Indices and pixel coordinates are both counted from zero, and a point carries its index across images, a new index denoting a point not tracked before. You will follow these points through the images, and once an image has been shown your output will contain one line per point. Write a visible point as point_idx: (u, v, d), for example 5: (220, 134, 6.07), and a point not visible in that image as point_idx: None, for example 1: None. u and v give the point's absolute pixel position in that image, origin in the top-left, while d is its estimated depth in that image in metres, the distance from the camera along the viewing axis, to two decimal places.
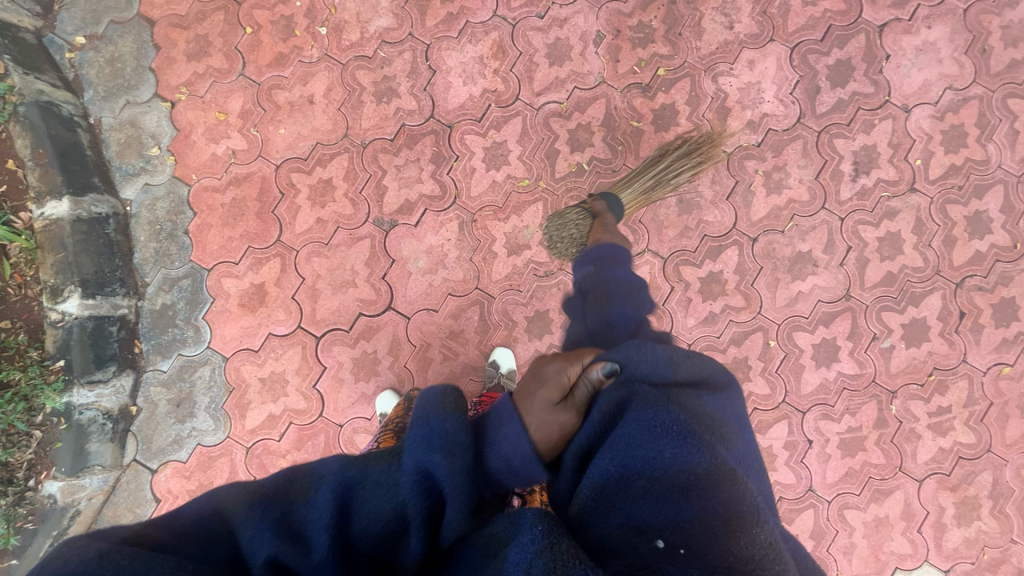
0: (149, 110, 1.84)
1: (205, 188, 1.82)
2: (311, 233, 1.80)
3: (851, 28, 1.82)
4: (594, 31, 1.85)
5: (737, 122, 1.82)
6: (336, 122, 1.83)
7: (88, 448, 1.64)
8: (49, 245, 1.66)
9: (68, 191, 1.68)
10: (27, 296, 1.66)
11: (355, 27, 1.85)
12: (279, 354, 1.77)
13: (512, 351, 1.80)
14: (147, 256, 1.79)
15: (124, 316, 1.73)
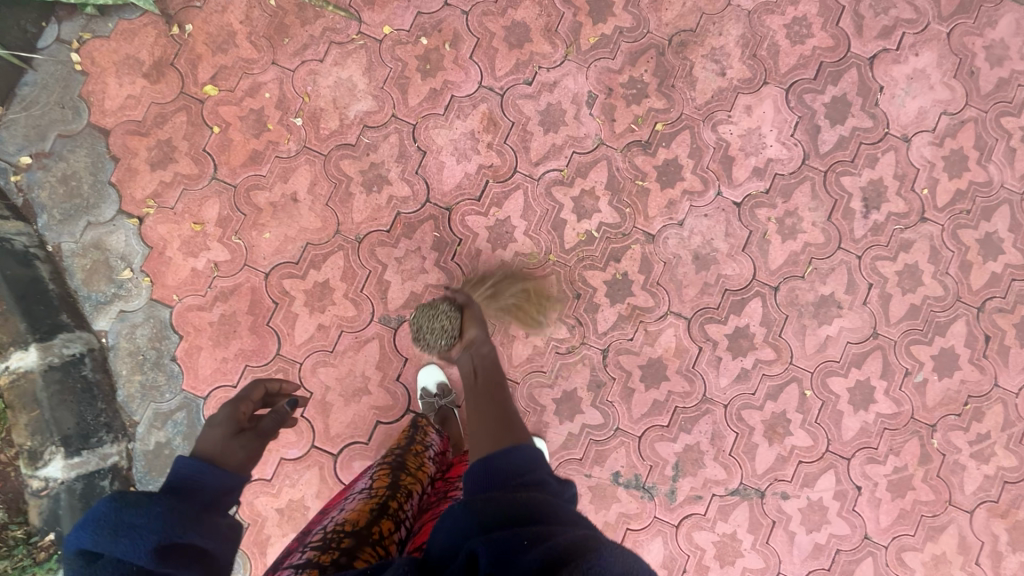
0: (115, 228, 1.67)
1: (188, 307, 1.65)
2: (313, 342, 1.66)
3: (841, 64, 1.80)
4: (586, 92, 1.77)
5: (743, 170, 1.77)
6: (325, 218, 1.70)
7: None
8: (21, 404, 1.50)
9: (35, 339, 1.52)
10: (0, 462, 1.48)
11: (332, 114, 1.73)
12: (295, 479, 1.63)
13: (544, 441, 1.71)
14: (132, 392, 1.60)
15: (115, 465, 1.54)
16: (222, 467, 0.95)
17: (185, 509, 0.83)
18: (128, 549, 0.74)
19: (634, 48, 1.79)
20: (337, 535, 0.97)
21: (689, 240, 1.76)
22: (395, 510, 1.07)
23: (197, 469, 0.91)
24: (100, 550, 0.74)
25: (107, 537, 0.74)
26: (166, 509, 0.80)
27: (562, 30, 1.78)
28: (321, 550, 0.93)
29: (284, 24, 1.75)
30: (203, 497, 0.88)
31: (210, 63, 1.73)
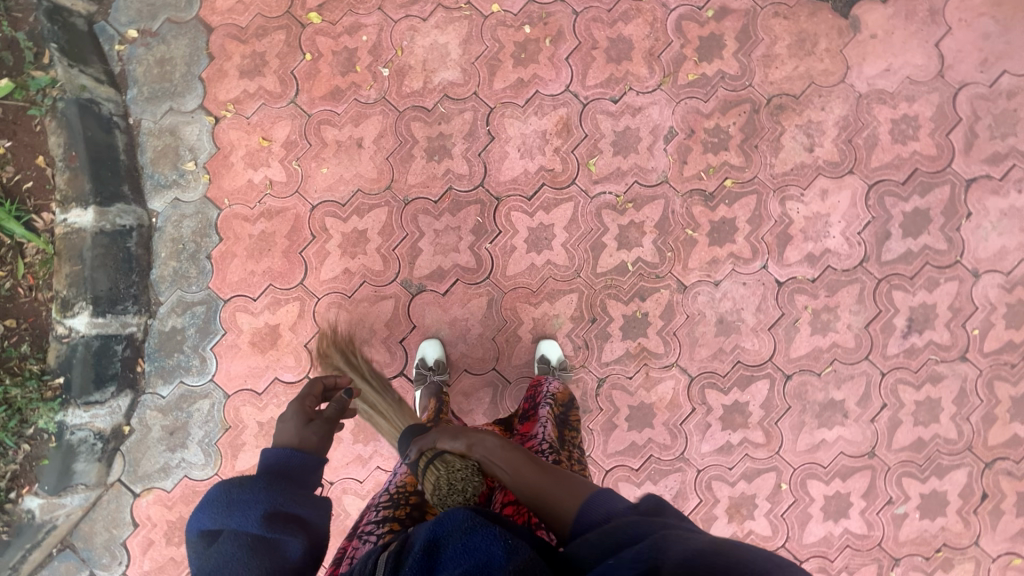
0: (192, 120, 1.75)
1: (235, 214, 1.74)
2: (335, 283, 1.73)
3: (937, 176, 1.71)
4: (667, 126, 1.74)
5: (797, 252, 1.73)
6: (382, 171, 1.74)
7: (74, 467, 1.60)
8: (67, 255, 1.60)
9: (94, 201, 1.62)
10: (36, 300, 1.60)
11: (419, 74, 1.75)
12: (281, 401, 1.72)
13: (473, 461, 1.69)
14: (165, 274, 1.71)
15: (132, 335, 1.67)
16: (307, 447, 1.02)
17: (282, 486, 0.89)
18: (238, 517, 0.83)
19: (730, 97, 1.74)
20: (404, 493, 1.12)
21: (719, 302, 1.74)
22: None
23: (284, 451, 0.98)
24: (218, 525, 0.83)
25: (218, 513, 0.84)
26: (267, 485, 0.88)
27: (664, 58, 1.74)
28: (392, 508, 1.09)
29: None
30: (297, 469, 0.96)
31: None
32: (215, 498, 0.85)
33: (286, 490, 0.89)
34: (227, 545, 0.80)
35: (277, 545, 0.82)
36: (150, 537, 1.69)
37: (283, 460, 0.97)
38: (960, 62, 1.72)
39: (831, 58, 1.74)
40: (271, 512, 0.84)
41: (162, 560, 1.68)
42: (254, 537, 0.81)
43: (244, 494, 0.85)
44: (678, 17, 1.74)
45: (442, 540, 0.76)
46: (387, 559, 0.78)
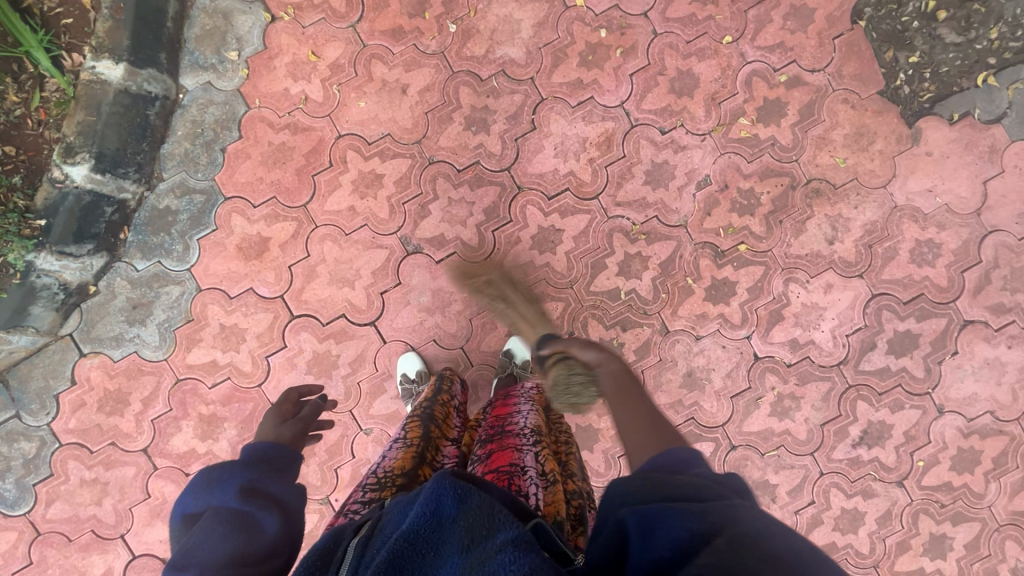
0: (248, 11, 1.71)
1: (261, 118, 1.72)
2: (337, 216, 1.72)
3: (938, 307, 1.73)
4: (704, 173, 1.73)
5: (783, 334, 1.75)
6: (417, 124, 1.72)
7: (30, 309, 1.59)
8: (84, 103, 1.58)
9: (127, 59, 1.59)
10: (41, 137, 1.58)
11: (483, 41, 1.72)
12: (249, 311, 1.72)
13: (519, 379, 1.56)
14: (174, 153, 1.69)
15: (124, 201, 1.65)
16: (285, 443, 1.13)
17: (262, 466, 1.01)
18: (219, 493, 0.93)
19: (773, 166, 1.74)
20: (391, 476, 1.04)
21: (694, 356, 1.76)
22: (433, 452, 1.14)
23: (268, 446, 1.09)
24: (199, 508, 0.94)
25: (200, 492, 0.95)
26: (245, 465, 1.00)
27: (723, 107, 1.72)
28: (378, 491, 1.00)
29: None
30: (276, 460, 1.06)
31: None
32: (198, 479, 0.97)
33: (262, 469, 1.01)
34: (206, 523, 0.88)
35: (250, 520, 0.90)
36: (84, 398, 1.71)
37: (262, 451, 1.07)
38: (1000, 207, 1.72)
39: (881, 161, 1.73)
40: (246, 486, 0.95)
41: (89, 423, 1.71)
42: (230, 507, 0.91)
43: (225, 482, 0.95)
44: (751, 71, 1.72)
45: (411, 518, 0.73)
46: (355, 546, 0.73)
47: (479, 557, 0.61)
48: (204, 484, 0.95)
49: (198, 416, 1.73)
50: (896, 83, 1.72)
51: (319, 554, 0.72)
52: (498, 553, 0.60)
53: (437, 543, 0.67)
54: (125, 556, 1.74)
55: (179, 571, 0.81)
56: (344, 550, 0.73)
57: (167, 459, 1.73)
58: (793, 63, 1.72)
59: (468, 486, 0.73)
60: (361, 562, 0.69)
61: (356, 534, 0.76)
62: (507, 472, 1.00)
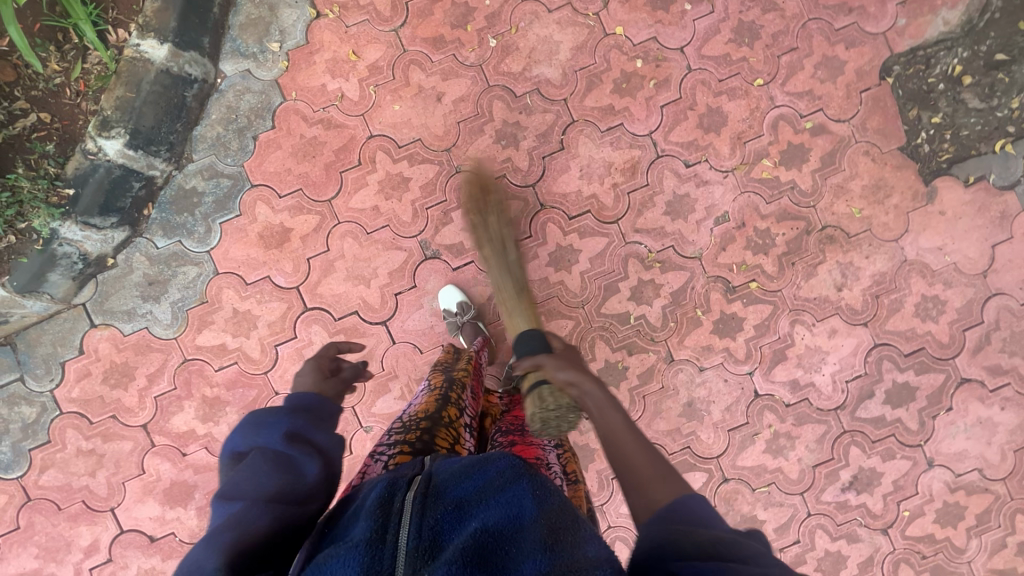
0: (294, 6, 1.74)
1: (296, 111, 1.74)
2: (360, 214, 1.75)
3: (937, 363, 1.77)
4: (722, 209, 1.77)
5: (784, 373, 1.78)
6: (448, 132, 1.75)
7: (48, 276, 1.59)
8: (125, 79, 1.59)
9: (172, 41, 1.60)
10: (78, 107, 1.59)
11: (521, 59, 1.76)
12: (264, 299, 1.74)
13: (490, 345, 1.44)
14: (207, 136, 1.72)
15: (152, 178, 1.67)
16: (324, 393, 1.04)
17: (306, 412, 0.94)
18: (263, 433, 0.88)
19: (790, 209, 1.78)
20: (415, 421, 1.11)
21: (696, 387, 1.78)
22: (456, 401, 1.23)
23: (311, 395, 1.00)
24: (246, 444, 0.89)
25: (249, 431, 0.90)
26: (290, 409, 0.93)
27: (748, 147, 1.77)
28: (403, 433, 1.07)
29: None
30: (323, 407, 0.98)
31: None
32: (244, 420, 0.91)
33: (309, 414, 0.93)
34: (253, 460, 0.83)
35: (292, 465, 0.84)
36: (90, 369, 1.71)
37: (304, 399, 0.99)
38: (1005, 271, 1.77)
39: (896, 215, 1.78)
40: (292, 432, 0.89)
41: (92, 394, 1.72)
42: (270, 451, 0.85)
43: (268, 425, 0.89)
44: (778, 115, 1.76)
45: (476, 493, 0.75)
46: (414, 496, 0.73)
47: (569, 565, 0.65)
48: (251, 425, 0.89)
49: (201, 398, 1.74)
50: (917, 142, 1.77)
51: (379, 504, 0.71)
52: (598, 570, 0.64)
53: (517, 535, 0.69)
54: (113, 530, 1.74)
55: (225, 502, 0.78)
56: (402, 501, 0.72)
57: (166, 437, 1.74)
58: (819, 111, 1.77)
59: (545, 490, 0.77)
60: (424, 522, 0.69)
61: (409, 487, 0.76)
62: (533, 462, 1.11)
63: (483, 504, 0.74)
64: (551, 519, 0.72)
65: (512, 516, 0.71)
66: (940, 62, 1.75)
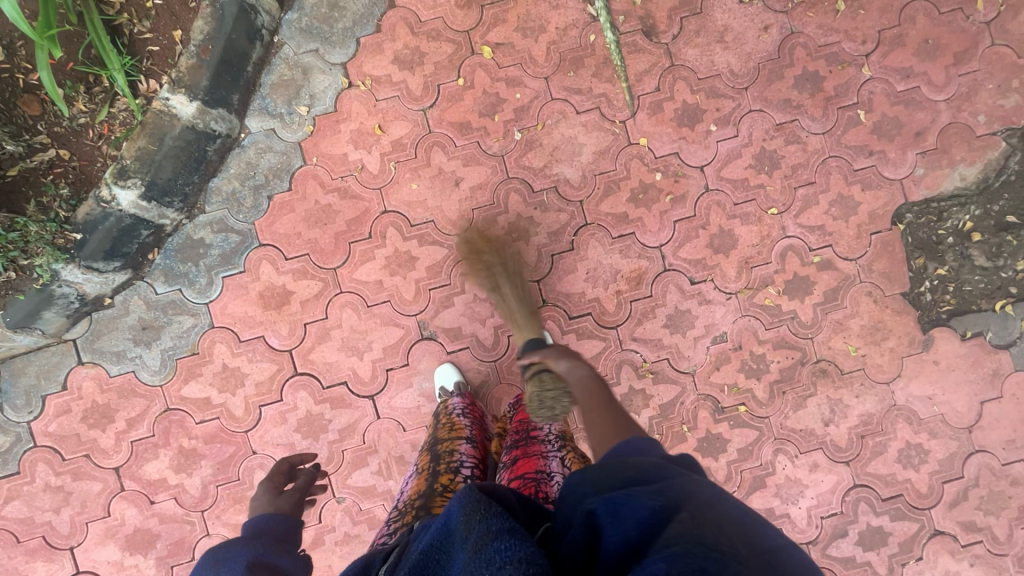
0: (327, 72, 1.76)
1: (314, 176, 1.75)
2: (363, 287, 1.75)
3: (913, 510, 1.77)
4: (721, 329, 1.78)
5: (761, 500, 1.78)
6: (461, 218, 1.77)
7: (42, 313, 1.59)
8: (149, 131, 1.58)
9: (202, 99, 1.61)
10: (99, 150, 1.60)
11: (544, 156, 1.77)
12: (255, 358, 1.73)
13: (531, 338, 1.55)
14: (222, 189, 1.73)
15: (161, 226, 1.68)
16: (278, 518, 1.19)
17: (264, 540, 1.09)
18: (229, 563, 1.00)
19: (788, 338, 1.79)
20: (409, 505, 1.18)
21: None
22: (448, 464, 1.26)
23: (267, 524, 1.16)
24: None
25: (209, 567, 1.01)
26: (248, 541, 1.07)
27: (754, 272, 1.78)
28: (401, 519, 1.14)
29: (582, 61, 1.78)
30: (273, 534, 1.13)
31: (509, 32, 1.78)
32: (207, 555, 1.03)
33: (265, 545, 1.07)
34: None
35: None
36: (71, 405, 1.70)
37: (260, 529, 1.14)
38: (991, 429, 1.78)
39: (890, 359, 1.79)
40: (254, 561, 1.01)
41: (69, 431, 1.70)
42: (240, 574, 0.97)
43: (236, 554, 1.02)
44: (788, 245, 1.78)
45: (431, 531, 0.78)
46: (385, 567, 0.82)
47: (478, 544, 0.63)
48: (213, 560, 1.01)
49: (178, 448, 1.73)
50: (920, 289, 1.79)
51: None
52: (494, 541, 0.62)
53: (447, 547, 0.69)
54: (69, 570, 1.71)
55: None
56: (375, 573, 0.82)
57: (136, 483, 1.73)
58: (829, 247, 1.79)
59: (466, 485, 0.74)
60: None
61: (386, 561, 0.85)
62: (534, 477, 1.16)
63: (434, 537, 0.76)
64: (475, 509, 0.69)
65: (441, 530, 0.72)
66: (951, 217, 1.77)
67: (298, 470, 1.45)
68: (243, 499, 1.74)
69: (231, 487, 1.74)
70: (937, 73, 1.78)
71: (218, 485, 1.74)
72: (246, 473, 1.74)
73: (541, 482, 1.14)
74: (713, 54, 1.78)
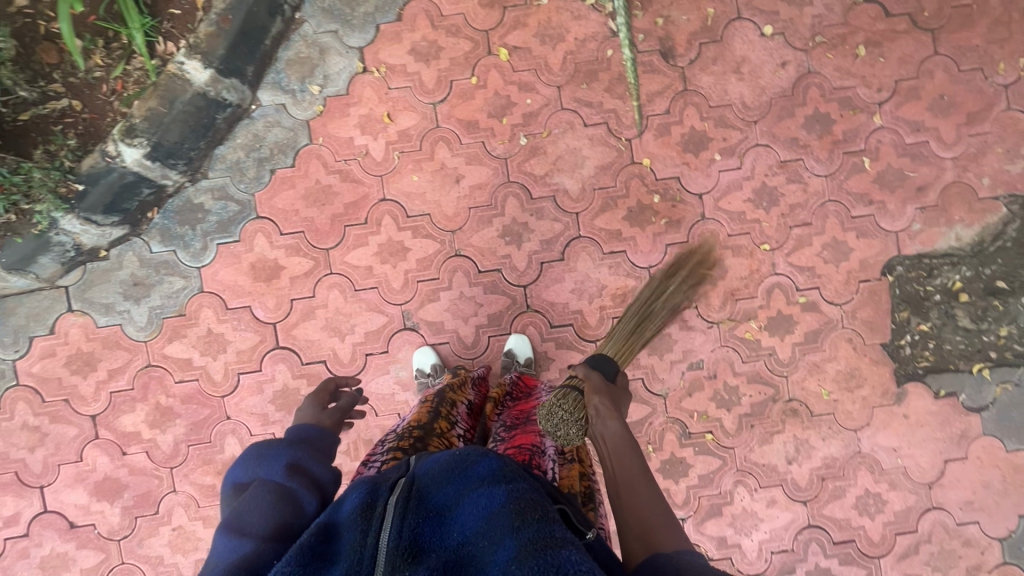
0: (344, 55, 1.78)
1: (318, 156, 1.78)
2: (353, 270, 1.78)
3: (862, 557, 1.80)
4: (699, 356, 1.80)
5: (714, 528, 1.81)
6: (458, 215, 1.79)
7: (38, 259, 1.63)
8: (161, 92, 1.60)
9: (216, 67, 1.63)
10: (110, 105, 1.62)
11: (547, 164, 1.79)
12: (239, 326, 1.77)
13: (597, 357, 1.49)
14: (227, 158, 1.76)
15: (163, 187, 1.70)
16: (318, 428, 1.19)
17: (304, 445, 1.09)
18: (265, 466, 1.02)
19: (763, 374, 1.81)
20: (409, 430, 1.25)
21: None
22: (448, 415, 1.35)
23: (311, 431, 1.17)
24: (247, 479, 1.02)
25: (250, 463, 1.04)
26: (288, 444, 1.08)
27: (739, 304, 1.80)
28: (399, 441, 1.21)
29: (596, 74, 1.79)
30: (314, 441, 1.14)
31: (528, 36, 1.79)
32: (249, 449, 1.06)
33: (305, 449, 1.09)
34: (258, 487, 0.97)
35: (290, 492, 0.97)
36: (56, 350, 1.74)
37: (301, 435, 1.15)
38: (950, 488, 1.80)
39: (861, 407, 1.81)
40: (293, 463, 1.03)
41: (52, 374, 1.75)
42: (275, 481, 0.98)
43: (273, 456, 1.04)
44: (775, 282, 1.80)
45: (454, 500, 0.87)
46: (397, 500, 0.86)
47: (539, 544, 0.75)
48: (254, 457, 1.03)
49: (154, 404, 1.77)
50: (900, 341, 1.80)
51: (362, 511, 0.83)
52: (563, 548, 0.74)
53: (490, 533, 0.80)
54: (37, 507, 1.77)
55: (236, 535, 0.88)
56: (385, 505, 0.85)
57: (110, 433, 1.77)
58: (815, 289, 1.80)
59: (518, 483, 0.87)
60: (405, 525, 0.81)
61: (392, 493, 0.88)
62: (530, 448, 1.22)
63: (460, 508, 0.85)
64: (522, 509, 0.82)
65: (482, 513, 0.83)
66: (941, 275, 1.78)
67: (339, 392, 1.43)
68: (212, 461, 1.79)
69: (202, 448, 1.78)
70: (948, 130, 1.78)
71: (190, 444, 1.79)
72: (218, 436, 1.79)
73: (535, 453, 1.20)
74: (728, 84, 1.79)
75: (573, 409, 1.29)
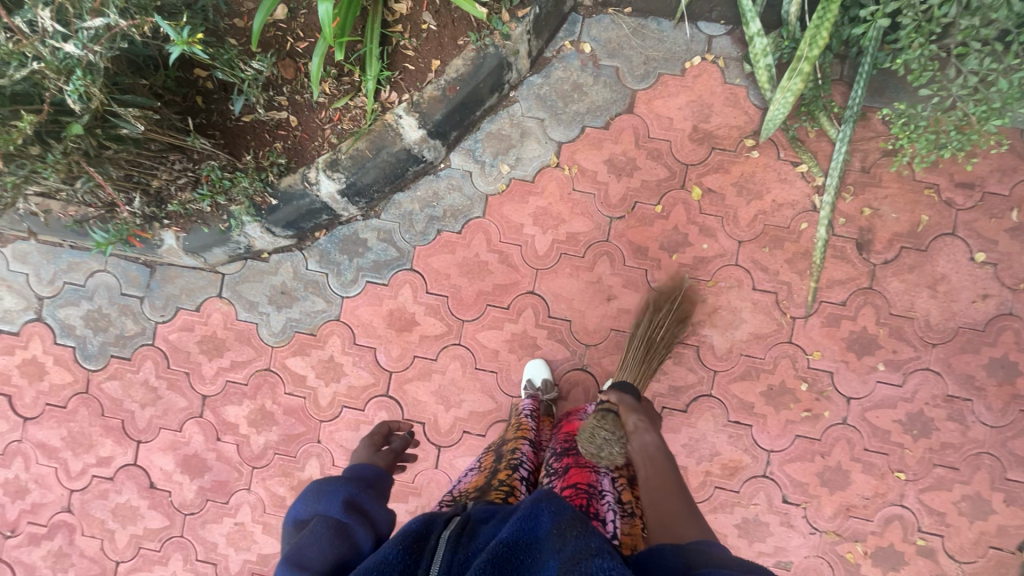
0: (542, 144, 1.80)
1: (485, 231, 1.80)
2: (479, 349, 1.80)
3: None
4: (790, 558, 1.70)
5: None
6: (597, 331, 1.77)
7: (212, 249, 1.76)
8: (371, 138, 1.66)
9: (428, 129, 1.68)
10: (321, 131, 1.68)
11: (702, 312, 1.74)
12: (359, 364, 1.82)
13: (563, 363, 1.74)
14: (402, 206, 1.81)
15: (339, 216, 1.79)
16: (369, 466, 1.19)
17: (359, 483, 1.09)
18: (325, 501, 1.02)
19: None
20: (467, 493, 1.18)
21: None
22: (507, 461, 1.27)
23: (368, 471, 1.17)
24: (308, 517, 1.02)
25: (310, 499, 1.04)
26: (345, 481, 1.08)
27: (851, 522, 1.68)
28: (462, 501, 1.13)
29: (783, 243, 1.73)
30: (363, 476, 1.15)
31: (726, 183, 1.75)
32: (304, 492, 1.07)
33: (362, 487, 1.08)
34: (318, 524, 0.96)
35: (343, 530, 0.96)
36: (195, 327, 1.85)
37: (354, 472, 1.15)
38: None
39: None
40: (350, 499, 1.03)
41: (184, 346, 1.86)
42: (332, 518, 0.98)
43: (328, 495, 1.03)
44: (898, 513, 1.67)
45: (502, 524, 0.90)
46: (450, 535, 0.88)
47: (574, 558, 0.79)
48: (314, 493, 1.04)
49: (260, 405, 1.85)
50: None
51: (417, 539, 0.86)
52: (595, 557, 0.78)
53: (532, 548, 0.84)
54: (128, 458, 1.88)
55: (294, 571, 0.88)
56: (437, 538, 0.87)
57: (213, 416, 1.86)
58: (938, 537, 1.66)
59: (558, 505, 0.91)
60: (455, 558, 0.84)
61: (445, 528, 0.91)
62: (586, 490, 1.14)
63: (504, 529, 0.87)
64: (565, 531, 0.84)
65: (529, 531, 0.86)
66: None
67: (390, 435, 1.45)
68: (289, 476, 1.84)
69: (286, 460, 1.84)
70: None
71: (277, 452, 1.84)
72: (302, 456, 1.83)
73: (593, 497, 1.13)
74: (917, 297, 1.68)
75: (615, 429, 1.30)
